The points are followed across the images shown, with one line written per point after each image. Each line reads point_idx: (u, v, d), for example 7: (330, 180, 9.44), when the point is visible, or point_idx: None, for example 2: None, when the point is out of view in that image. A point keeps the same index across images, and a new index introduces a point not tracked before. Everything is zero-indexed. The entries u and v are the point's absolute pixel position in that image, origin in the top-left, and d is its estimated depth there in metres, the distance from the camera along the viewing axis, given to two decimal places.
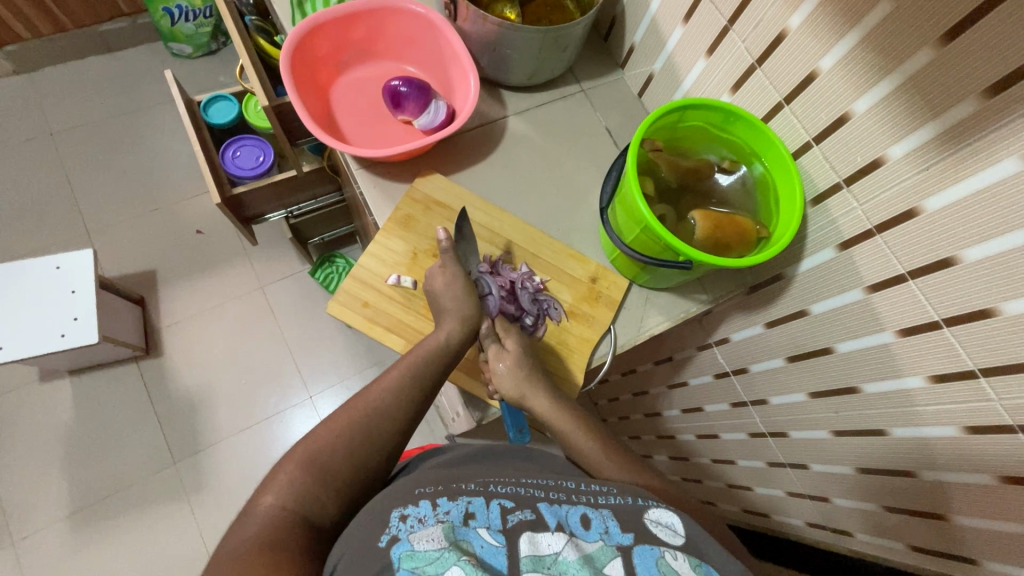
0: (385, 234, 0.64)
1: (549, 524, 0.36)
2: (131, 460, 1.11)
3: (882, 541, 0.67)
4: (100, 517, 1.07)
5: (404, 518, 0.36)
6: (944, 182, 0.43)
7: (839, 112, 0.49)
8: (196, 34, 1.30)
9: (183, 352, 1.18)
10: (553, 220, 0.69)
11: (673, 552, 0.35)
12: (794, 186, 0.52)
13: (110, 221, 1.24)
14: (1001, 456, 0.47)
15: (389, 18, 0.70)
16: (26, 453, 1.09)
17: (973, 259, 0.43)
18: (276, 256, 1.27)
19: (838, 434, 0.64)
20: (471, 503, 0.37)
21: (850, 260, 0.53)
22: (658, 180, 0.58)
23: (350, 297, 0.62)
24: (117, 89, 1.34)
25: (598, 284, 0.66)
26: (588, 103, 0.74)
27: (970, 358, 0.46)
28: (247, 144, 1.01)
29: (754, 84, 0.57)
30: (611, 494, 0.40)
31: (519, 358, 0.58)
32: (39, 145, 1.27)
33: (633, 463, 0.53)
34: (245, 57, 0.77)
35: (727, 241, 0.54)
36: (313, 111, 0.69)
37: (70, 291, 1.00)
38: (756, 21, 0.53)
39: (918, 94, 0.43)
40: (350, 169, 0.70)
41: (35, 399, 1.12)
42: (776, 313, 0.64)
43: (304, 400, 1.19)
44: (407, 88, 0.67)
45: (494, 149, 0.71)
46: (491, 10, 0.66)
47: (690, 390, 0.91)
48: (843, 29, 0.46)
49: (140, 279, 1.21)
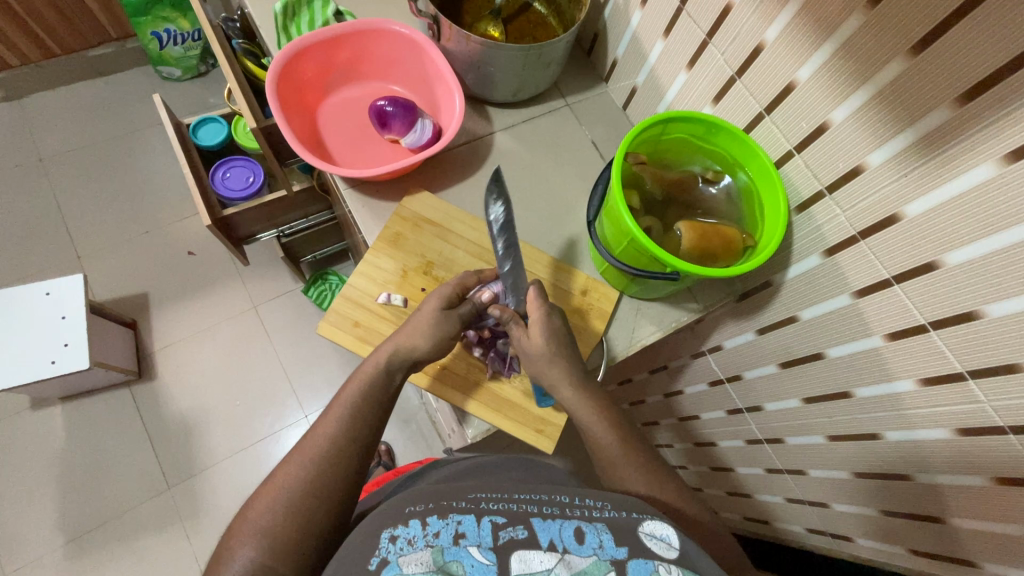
0: (375, 252, 0.65)
1: (541, 542, 0.35)
2: (125, 487, 1.09)
3: (884, 546, 0.66)
4: (93, 546, 1.05)
5: (393, 539, 0.35)
6: (924, 189, 0.44)
7: (818, 121, 0.50)
8: (185, 57, 1.31)
9: (176, 374, 1.18)
10: (541, 232, 0.69)
11: (667, 566, 0.34)
12: (778, 195, 0.53)
13: (100, 245, 1.24)
14: (992, 457, 0.47)
15: (373, 39, 0.71)
16: (19, 483, 1.08)
17: (954, 263, 0.43)
18: (268, 275, 1.27)
19: (832, 439, 0.64)
20: (462, 523, 0.36)
21: (836, 266, 0.53)
22: (643, 192, 0.58)
23: (340, 318, 0.62)
24: (105, 113, 1.34)
25: (589, 296, 0.66)
26: (573, 117, 0.75)
27: (958, 361, 0.46)
28: (236, 165, 1.01)
29: (734, 95, 0.58)
30: (606, 508, 0.39)
31: (558, 331, 0.56)
32: (28, 170, 1.27)
33: (648, 447, 0.52)
34: (232, 81, 0.77)
35: (713, 252, 0.55)
36: (300, 133, 0.69)
37: (60, 317, 0.99)
38: (734, 34, 0.54)
39: (896, 103, 0.44)
40: (338, 190, 0.70)
41: (25, 426, 1.11)
42: (767, 320, 0.65)
43: (300, 419, 1.19)
44: (393, 107, 0.68)
45: (480, 166, 0.71)
46: (476, 29, 0.68)
47: (686, 398, 0.91)
48: (818, 40, 0.47)
49: (131, 303, 1.20)
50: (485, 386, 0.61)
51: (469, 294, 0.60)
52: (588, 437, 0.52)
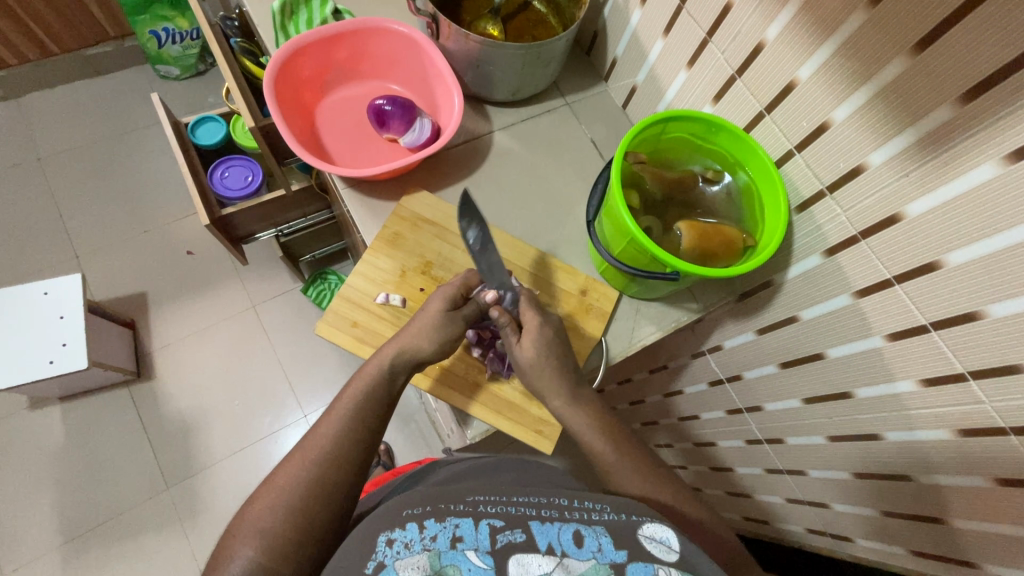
0: (374, 252, 0.64)
1: (539, 546, 0.35)
2: (124, 487, 1.09)
3: (884, 547, 0.66)
4: (91, 546, 1.05)
5: (390, 542, 0.35)
6: (925, 189, 0.44)
7: (818, 121, 0.50)
8: (184, 56, 1.30)
9: (175, 374, 1.17)
10: (540, 232, 0.69)
11: (667, 569, 0.34)
12: (778, 194, 0.53)
13: (99, 244, 1.23)
14: (994, 458, 0.47)
15: (372, 38, 0.71)
16: (18, 483, 1.08)
17: (956, 263, 0.43)
18: (267, 275, 1.27)
19: (833, 439, 0.64)
20: (460, 526, 0.36)
21: (836, 266, 0.53)
22: (642, 192, 0.58)
23: (339, 318, 0.61)
24: (104, 112, 1.33)
25: (588, 296, 0.66)
26: (572, 116, 0.75)
27: (959, 361, 0.46)
28: (235, 165, 1.01)
29: (734, 94, 0.58)
30: (605, 510, 0.38)
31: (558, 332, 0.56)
32: (26, 170, 1.27)
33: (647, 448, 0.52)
34: (231, 80, 0.77)
35: (714, 252, 0.55)
36: (299, 133, 0.69)
37: (58, 317, 0.99)
38: (734, 33, 0.54)
39: (897, 102, 0.43)
40: (337, 189, 0.70)
41: (23, 426, 1.11)
42: (767, 320, 0.65)
43: (299, 419, 1.18)
44: (391, 106, 0.67)
45: (479, 165, 0.71)
46: (475, 28, 0.67)
47: (686, 398, 0.90)
48: (818, 39, 0.47)
49: (130, 303, 1.20)
50: (484, 386, 0.61)
51: (472, 294, 0.59)
52: (588, 438, 0.52)
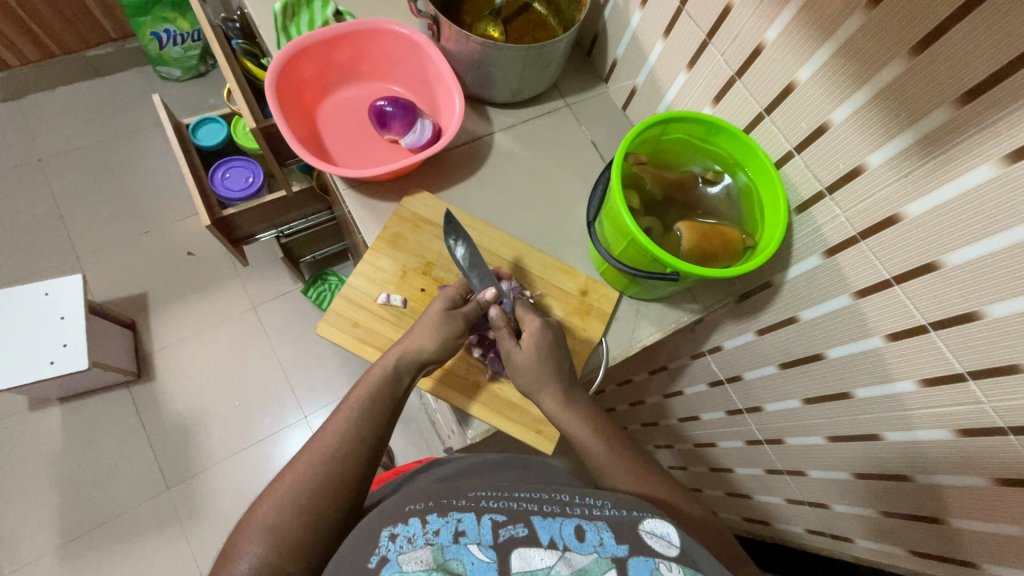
0: (375, 253, 0.65)
1: (541, 540, 0.35)
2: (124, 488, 1.09)
3: (884, 547, 0.66)
4: (92, 547, 1.05)
5: (393, 537, 0.35)
6: (924, 190, 0.44)
7: (818, 122, 0.50)
8: (185, 57, 1.31)
9: (175, 374, 1.17)
10: (540, 233, 0.69)
11: (667, 564, 0.34)
12: (778, 195, 0.53)
13: (99, 245, 1.23)
14: (993, 457, 0.47)
15: (373, 40, 0.71)
16: (19, 484, 1.08)
17: (954, 264, 0.43)
18: (268, 276, 1.27)
19: (832, 439, 0.64)
20: (461, 521, 0.36)
21: (836, 267, 0.53)
22: (642, 193, 0.58)
23: (340, 318, 0.62)
24: (104, 113, 1.34)
25: (589, 297, 0.66)
26: (572, 117, 0.75)
27: (958, 361, 0.46)
28: (236, 166, 1.01)
29: (734, 95, 0.58)
30: (606, 506, 0.38)
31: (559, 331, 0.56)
32: (27, 170, 1.27)
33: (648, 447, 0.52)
34: (232, 81, 0.77)
35: (714, 252, 0.55)
36: (300, 134, 0.69)
37: (59, 317, 0.99)
38: (734, 34, 0.54)
39: (896, 103, 0.44)
40: (338, 190, 0.70)
41: (23, 427, 1.11)
42: (767, 321, 0.65)
43: (299, 420, 1.18)
44: (393, 108, 0.68)
45: (479, 166, 0.71)
46: (475, 29, 0.68)
47: (686, 399, 0.90)
48: (818, 40, 0.47)
49: (131, 303, 1.20)
50: (485, 387, 0.61)
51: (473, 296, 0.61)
52: (589, 436, 0.52)
